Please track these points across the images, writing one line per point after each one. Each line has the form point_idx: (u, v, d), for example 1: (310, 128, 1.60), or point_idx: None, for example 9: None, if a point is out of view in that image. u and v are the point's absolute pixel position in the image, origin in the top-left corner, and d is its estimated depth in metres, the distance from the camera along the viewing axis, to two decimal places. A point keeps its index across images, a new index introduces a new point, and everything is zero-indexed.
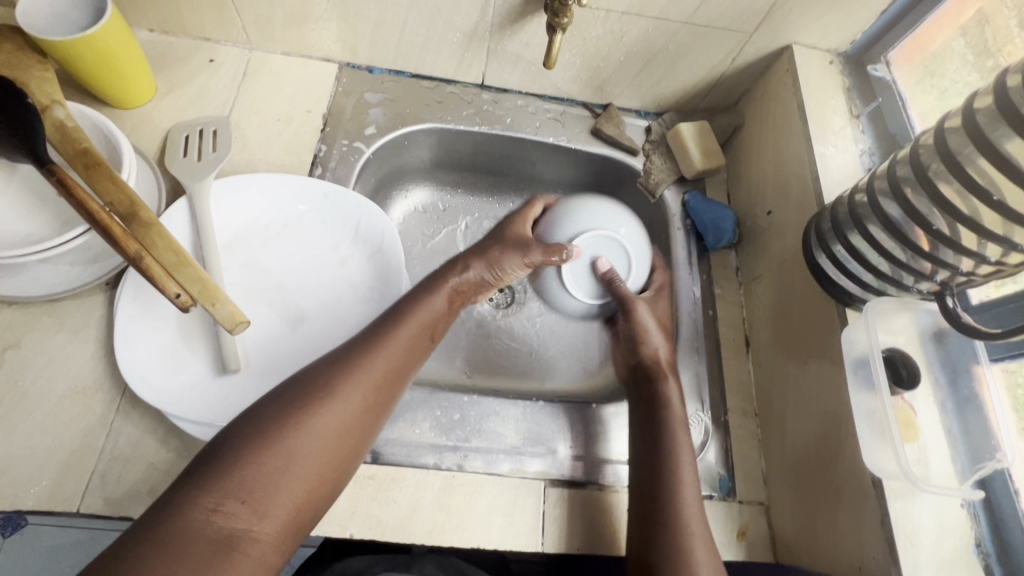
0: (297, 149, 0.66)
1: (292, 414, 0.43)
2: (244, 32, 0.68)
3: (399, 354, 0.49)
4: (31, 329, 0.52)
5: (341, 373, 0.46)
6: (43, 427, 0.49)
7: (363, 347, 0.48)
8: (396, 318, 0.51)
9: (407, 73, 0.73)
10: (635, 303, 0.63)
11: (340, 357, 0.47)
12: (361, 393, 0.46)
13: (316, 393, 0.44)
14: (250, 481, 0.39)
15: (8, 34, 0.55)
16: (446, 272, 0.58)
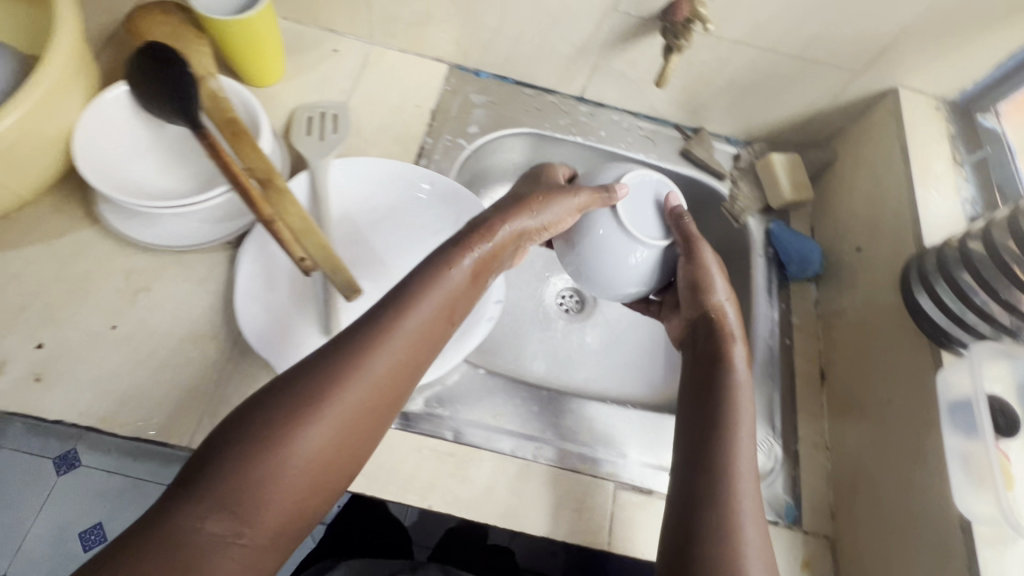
0: (405, 140, 0.70)
1: (279, 425, 0.38)
2: (369, 27, 0.73)
3: (409, 344, 0.44)
4: (161, 275, 0.57)
5: (335, 373, 0.40)
6: (164, 365, 0.53)
7: (363, 338, 0.42)
8: (410, 299, 0.45)
9: (511, 79, 0.77)
10: (699, 246, 0.55)
11: (341, 350, 0.41)
12: (360, 398, 0.40)
13: (308, 396, 0.39)
14: (231, 498, 0.36)
15: (173, 10, 0.61)
16: (469, 239, 0.50)
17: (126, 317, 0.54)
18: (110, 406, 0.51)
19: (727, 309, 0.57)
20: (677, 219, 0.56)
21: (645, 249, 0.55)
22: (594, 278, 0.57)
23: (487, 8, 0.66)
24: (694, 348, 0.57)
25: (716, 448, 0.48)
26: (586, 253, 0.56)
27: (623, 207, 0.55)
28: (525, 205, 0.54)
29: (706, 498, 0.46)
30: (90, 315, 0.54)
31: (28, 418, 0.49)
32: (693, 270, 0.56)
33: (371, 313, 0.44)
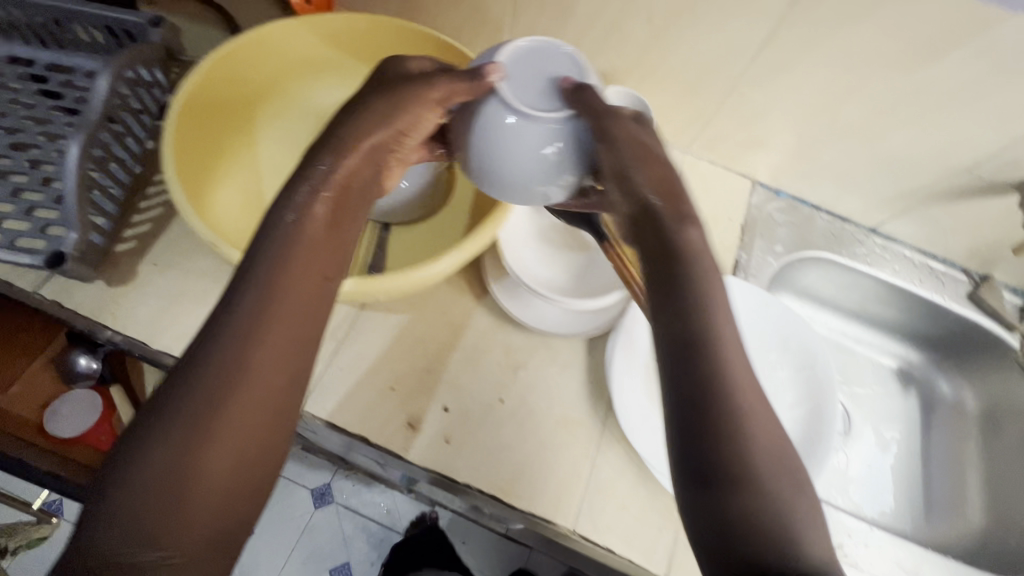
0: (722, 251, 0.75)
1: (187, 440, 0.33)
2: (694, 141, 0.79)
3: (298, 312, 0.38)
4: (533, 354, 0.63)
5: (236, 373, 0.35)
6: (546, 443, 0.59)
7: (257, 328, 0.36)
8: (285, 255, 0.38)
9: (809, 203, 0.81)
10: (614, 122, 0.40)
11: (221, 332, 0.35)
12: (258, 394, 0.35)
13: (210, 401, 0.34)
14: (141, 531, 0.31)
15: None
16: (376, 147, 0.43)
17: (511, 392, 0.60)
18: (506, 476, 0.56)
19: (691, 193, 0.41)
20: (569, 91, 0.42)
21: (539, 123, 0.40)
22: (496, 176, 0.43)
23: (830, 146, 0.71)
24: (713, 281, 0.39)
25: (689, 374, 0.33)
26: (479, 147, 0.42)
27: (505, 86, 0.42)
28: (368, 103, 0.43)
29: (711, 450, 0.32)
30: (481, 385, 0.60)
31: (441, 475, 0.56)
32: (622, 151, 0.39)
33: (243, 291, 0.37)
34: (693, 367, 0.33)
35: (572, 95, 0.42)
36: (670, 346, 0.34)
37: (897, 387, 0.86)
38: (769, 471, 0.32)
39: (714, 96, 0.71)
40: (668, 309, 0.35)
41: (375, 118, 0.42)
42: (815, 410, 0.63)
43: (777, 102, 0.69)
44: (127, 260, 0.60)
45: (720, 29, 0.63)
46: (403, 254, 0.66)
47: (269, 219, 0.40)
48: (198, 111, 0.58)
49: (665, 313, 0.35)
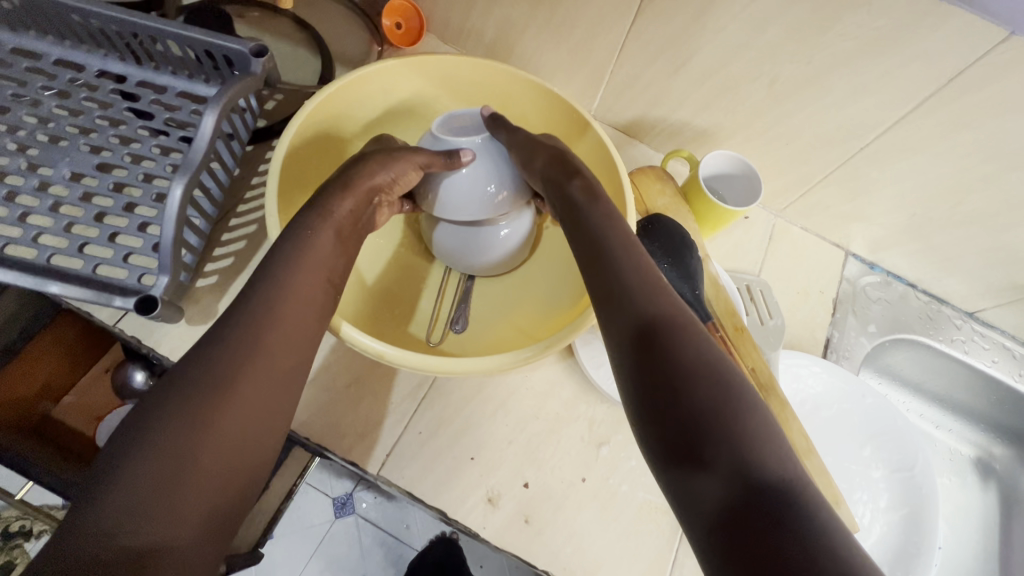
0: (813, 327, 0.71)
1: (203, 394, 0.36)
2: (790, 205, 0.75)
3: (301, 317, 0.42)
4: (618, 430, 0.59)
5: (247, 337, 0.39)
6: (630, 532, 0.55)
7: (257, 305, 0.40)
8: (294, 265, 0.43)
9: (905, 280, 0.77)
10: (574, 161, 0.51)
11: (234, 324, 0.39)
12: (267, 361, 0.39)
13: (229, 365, 0.38)
14: (166, 473, 0.33)
15: (670, 180, 0.67)
16: (351, 174, 0.50)
17: (594, 472, 0.57)
18: (587, 566, 0.53)
19: (573, 170, 0.49)
20: (488, 126, 0.57)
21: (469, 157, 0.55)
22: (459, 206, 0.56)
23: (944, 230, 0.67)
24: (582, 242, 0.45)
25: (641, 345, 0.37)
26: (435, 181, 0.56)
27: (443, 136, 0.57)
28: (371, 162, 0.51)
29: (667, 397, 0.35)
30: (564, 462, 0.57)
31: (521, 560, 0.52)
32: (520, 141, 0.54)
33: (258, 285, 0.42)
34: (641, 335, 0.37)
35: (489, 129, 0.57)
36: (626, 320, 0.39)
37: (975, 480, 0.82)
38: (720, 395, 0.34)
39: (824, 166, 0.67)
40: (608, 295, 0.41)
41: (373, 168, 0.51)
42: (915, 518, 0.59)
43: (895, 181, 0.65)
44: (208, 296, 0.57)
45: (849, 104, 0.59)
46: (487, 311, 0.62)
47: (289, 229, 0.45)
48: (308, 150, 0.56)
49: (618, 304, 0.40)
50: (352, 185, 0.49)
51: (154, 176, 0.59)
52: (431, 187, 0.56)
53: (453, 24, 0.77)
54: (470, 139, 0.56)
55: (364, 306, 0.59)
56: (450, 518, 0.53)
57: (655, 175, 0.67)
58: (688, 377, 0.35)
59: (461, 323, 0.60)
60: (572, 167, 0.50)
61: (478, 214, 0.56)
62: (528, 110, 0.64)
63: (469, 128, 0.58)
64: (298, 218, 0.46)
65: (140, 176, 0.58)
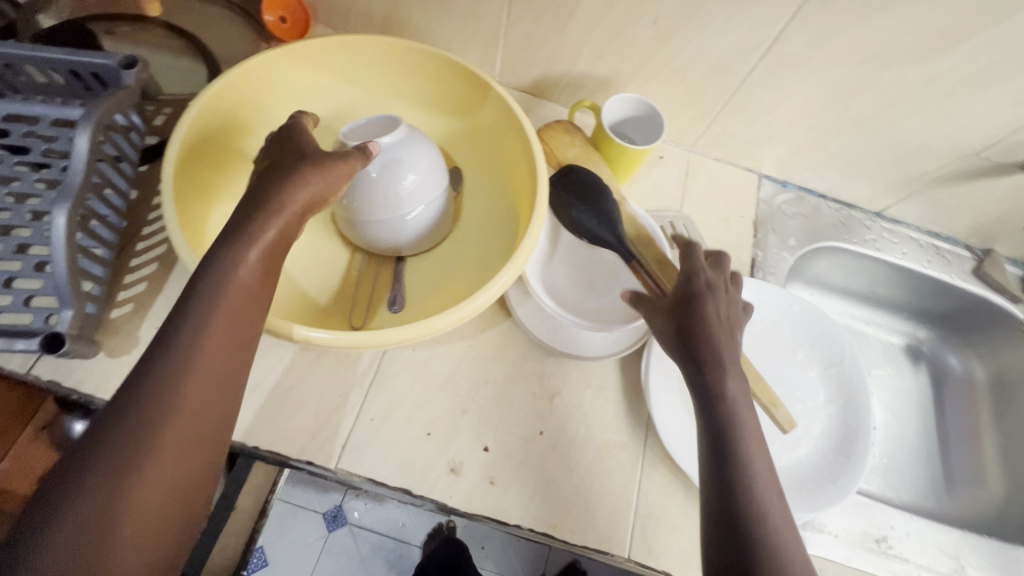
0: (738, 251, 0.74)
1: (129, 441, 0.34)
2: (699, 139, 0.78)
3: (219, 360, 0.38)
4: (567, 379, 0.61)
5: (165, 390, 0.36)
6: (591, 472, 0.57)
7: (184, 334, 0.37)
8: (204, 311, 0.38)
9: (815, 193, 0.81)
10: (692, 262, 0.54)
11: (144, 381, 0.36)
12: (196, 394, 0.37)
13: (145, 426, 0.34)
14: (84, 554, 0.31)
15: (575, 130, 0.69)
16: (274, 191, 0.43)
17: (549, 423, 0.58)
18: (555, 513, 0.54)
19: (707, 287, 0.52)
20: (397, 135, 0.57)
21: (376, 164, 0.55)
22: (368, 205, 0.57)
23: (838, 138, 0.71)
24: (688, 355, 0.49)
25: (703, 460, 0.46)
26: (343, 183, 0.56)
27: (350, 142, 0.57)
28: (297, 173, 0.45)
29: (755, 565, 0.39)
30: (519, 421, 0.58)
31: (491, 521, 0.53)
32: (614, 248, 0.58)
33: (169, 335, 0.37)
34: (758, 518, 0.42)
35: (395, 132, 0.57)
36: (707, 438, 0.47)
37: (908, 365, 0.88)
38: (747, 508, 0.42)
39: (720, 94, 0.70)
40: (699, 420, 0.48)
41: (299, 182, 0.44)
42: (850, 407, 0.63)
43: (784, 99, 0.68)
44: (127, 324, 0.55)
45: (726, 31, 0.61)
46: (423, 287, 0.62)
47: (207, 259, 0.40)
48: (206, 148, 0.54)
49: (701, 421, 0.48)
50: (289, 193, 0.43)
51: (42, 212, 0.55)
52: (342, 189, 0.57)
53: (340, 11, 0.75)
54: (377, 140, 0.56)
55: (294, 303, 0.58)
56: (416, 495, 0.53)
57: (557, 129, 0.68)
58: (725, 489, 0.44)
59: (400, 302, 0.60)
60: (704, 318, 0.50)
61: (394, 205, 0.57)
62: (426, 85, 0.64)
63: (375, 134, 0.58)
64: (228, 250, 0.40)
65: (26, 215, 0.55)
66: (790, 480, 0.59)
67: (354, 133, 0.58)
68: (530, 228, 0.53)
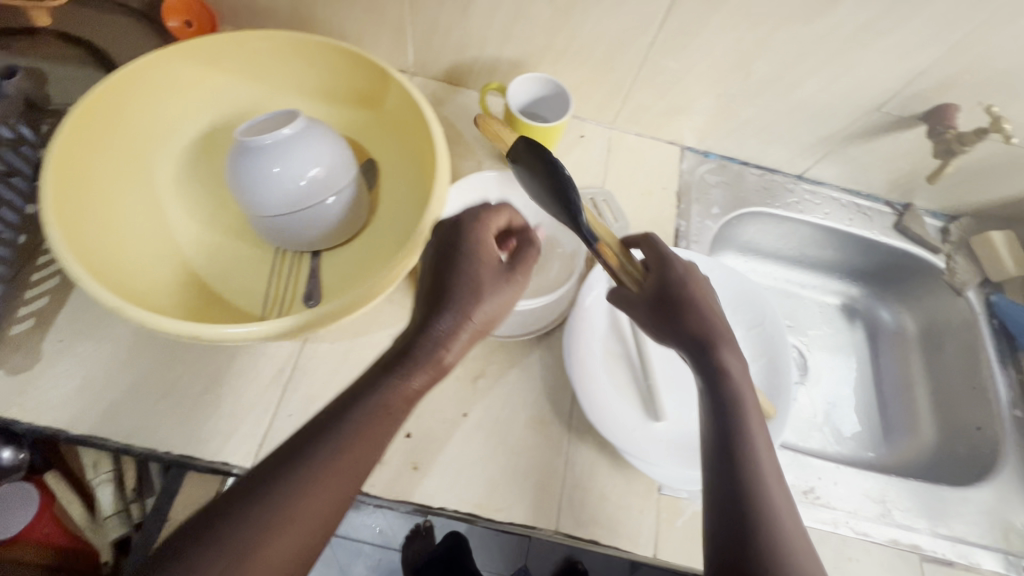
0: (661, 222, 0.75)
1: (267, 509, 0.36)
2: (617, 115, 0.79)
3: (349, 467, 0.38)
4: (490, 360, 0.61)
5: (291, 485, 0.37)
6: (517, 449, 0.57)
7: (355, 406, 0.40)
8: (355, 420, 0.39)
9: (737, 161, 0.83)
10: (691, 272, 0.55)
11: (282, 474, 0.37)
12: (344, 470, 0.38)
13: (265, 520, 0.35)
14: None
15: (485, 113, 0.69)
16: (483, 289, 0.45)
17: (474, 405, 0.59)
18: (480, 492, 0.55)
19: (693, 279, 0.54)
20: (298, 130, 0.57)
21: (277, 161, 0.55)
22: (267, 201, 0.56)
23: (747, 104, 0.72)
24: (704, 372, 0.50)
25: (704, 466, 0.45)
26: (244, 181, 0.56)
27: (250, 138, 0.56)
28: (482, 264, 0.46)
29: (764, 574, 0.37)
30: (442, 405, 0.58)
31: (415, 505, 0.53)
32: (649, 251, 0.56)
33: (317, 443, 0.38)
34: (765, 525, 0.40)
35: (293, 124, 0.57)
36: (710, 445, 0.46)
37: (843, 322, 0.90)
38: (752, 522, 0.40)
39: (628, 69, 0.71)
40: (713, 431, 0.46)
41: (491, 279, 0.46)
42: (772, 365, 0.64)
43: (688, 68, 0.69)
44: (29, 340, 0.54)
45: (621, 4, 0.62)
46: (338, 280, 0.61)
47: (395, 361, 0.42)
48: (88, 153, 0.53)
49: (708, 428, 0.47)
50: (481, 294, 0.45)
51: None
52: (244, 187, 0.56)
53: (246, 10, 0.74)
54: (275, 134, 0.56)
55: (203, 305, 0.57)
56: None
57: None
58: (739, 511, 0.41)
59: (315, 297, 0.59)
60: (710, 329, 0.51)
61: (300, 200, 0.57)
62: (329, 79, 0.64)
63: (273, 126, 0.57)
64: (418, 343, 0.43)
65: None
66: None
67: (251, 131, 0.57)
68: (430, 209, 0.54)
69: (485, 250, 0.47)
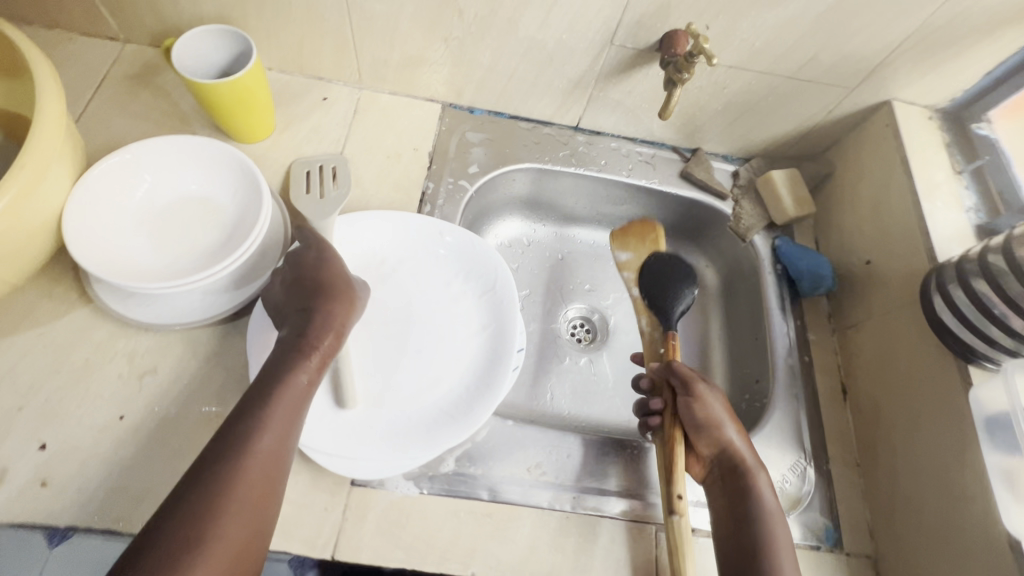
0: (406, 187, 0.68)
1: (180, 519, 0.38)
2: (358, 72, 0.71)
3: (262, 468, 0.41)
4: (167, 354, 0.54)
5: (200, 493, 0.39)
6: (181, 451, 0.50)
7: (251, 409, 0.43)
8: (254, 424, 0.42)
9: (506, 114, 0.75)
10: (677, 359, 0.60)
11: (193, 494, 0.39)
12: (264, 461, 0.42)
13: (187, 530, 0.37)
14: None
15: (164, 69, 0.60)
16: (322, 320, 0.50)
17: (134, 406, 0.52)
18: (122, 504, 0.48)
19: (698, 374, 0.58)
20: None
21: None
22: None
23: (480, 49, 0.65)
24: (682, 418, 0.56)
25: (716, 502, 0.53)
26: None
27: None
28: (330, 305, 0.51)
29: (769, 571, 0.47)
30: (96, 410, 0.51)
31: (35, 528, 0.46)
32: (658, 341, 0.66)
33: (218, 446, 0.41)
34: (773, 529, 0.50)
35: None
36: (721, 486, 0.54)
37: None
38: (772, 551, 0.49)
39: (337, 17, 0.63)
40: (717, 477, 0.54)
41: (340, 317, 0.51)
42: (498, 333, 0.58)
43: (397, 11, 0.61)
44: None
45: None
46: None
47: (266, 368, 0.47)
48: None
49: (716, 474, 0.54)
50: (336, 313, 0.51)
51: None
52: None
53: None
54: None
55: None
56: None
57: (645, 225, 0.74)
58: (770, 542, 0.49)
59: None
60: (712, 414, 0.55)
61: None
62: None
63: None
64: (270, 376, 0.46)
65: None
66: (417, 420, 0.54)
67: None
68: (40, 106, 0.48)
69: (341, 272, 0.53)
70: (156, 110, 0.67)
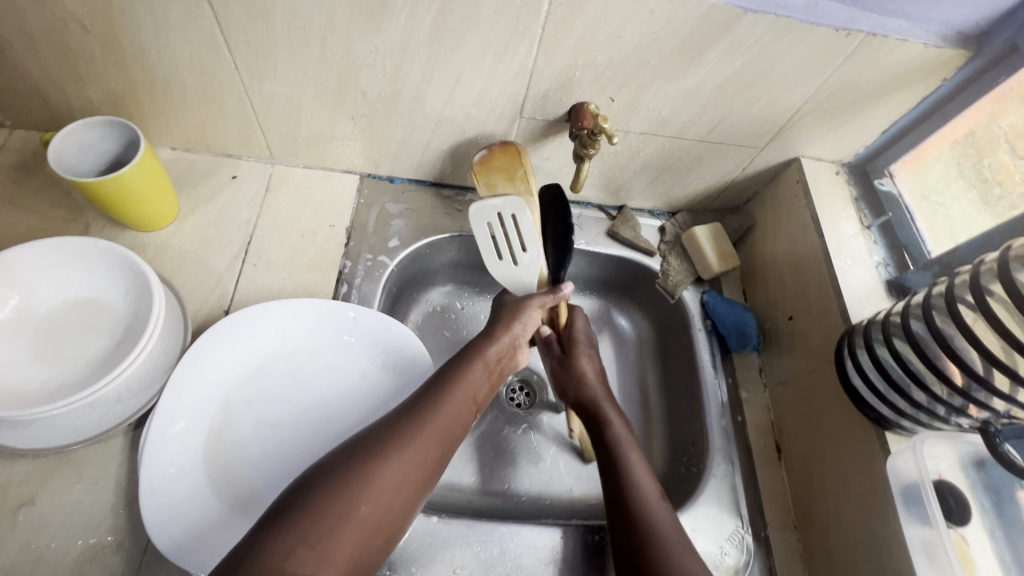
0: (322, 268, 0.65)
1: (426, 393, 0.52)
2: (268, 148, 0.68)
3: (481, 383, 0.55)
4: (48, 479, 0.50)
5: (446, 379, 0.53)
6: None
7: (459, 361, 0.56)
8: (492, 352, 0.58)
9: (427, 182, 0.74)
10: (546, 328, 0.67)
11: (436, 383, 0.53)
12: (476, 384, 0.54)
13: (427, 398, 0.51)
14: (399, 455, 0.46)
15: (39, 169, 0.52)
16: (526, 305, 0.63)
17: (5, 544, 0.46)
18: None
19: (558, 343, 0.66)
20: None
21: None
22: None
23: (391, 124, 0.64)
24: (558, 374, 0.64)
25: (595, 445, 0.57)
26: None
27: None
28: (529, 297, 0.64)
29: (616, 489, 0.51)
30: None
31: None
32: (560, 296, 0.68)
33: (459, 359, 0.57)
34: (618, 444, 0.55)
35: None
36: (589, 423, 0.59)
37: None
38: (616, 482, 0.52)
39: (238, 100, 0.61)
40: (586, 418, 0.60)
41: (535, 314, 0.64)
42: None
43: (299, 94, 0.60)
44: None
45: (167, 30, 0.52)
46: None
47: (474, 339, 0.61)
48: None
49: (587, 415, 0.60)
50: (527, 307, 0.62)
51: None
52: None
53: None
54: None
55: None
56: None
57: (498, 143, 0.64)
58: (625, 458, 0.53)
59: None
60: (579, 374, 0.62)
61: None
62: None
63: None
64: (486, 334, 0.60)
65: None
66: None
67: None
68: None
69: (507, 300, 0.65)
70: (44, 202, 0.62)
